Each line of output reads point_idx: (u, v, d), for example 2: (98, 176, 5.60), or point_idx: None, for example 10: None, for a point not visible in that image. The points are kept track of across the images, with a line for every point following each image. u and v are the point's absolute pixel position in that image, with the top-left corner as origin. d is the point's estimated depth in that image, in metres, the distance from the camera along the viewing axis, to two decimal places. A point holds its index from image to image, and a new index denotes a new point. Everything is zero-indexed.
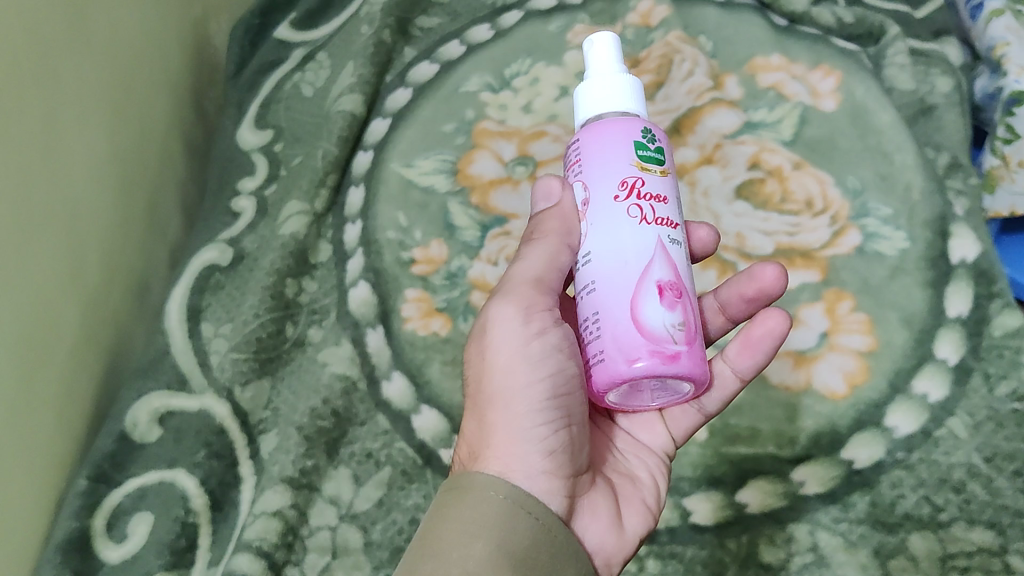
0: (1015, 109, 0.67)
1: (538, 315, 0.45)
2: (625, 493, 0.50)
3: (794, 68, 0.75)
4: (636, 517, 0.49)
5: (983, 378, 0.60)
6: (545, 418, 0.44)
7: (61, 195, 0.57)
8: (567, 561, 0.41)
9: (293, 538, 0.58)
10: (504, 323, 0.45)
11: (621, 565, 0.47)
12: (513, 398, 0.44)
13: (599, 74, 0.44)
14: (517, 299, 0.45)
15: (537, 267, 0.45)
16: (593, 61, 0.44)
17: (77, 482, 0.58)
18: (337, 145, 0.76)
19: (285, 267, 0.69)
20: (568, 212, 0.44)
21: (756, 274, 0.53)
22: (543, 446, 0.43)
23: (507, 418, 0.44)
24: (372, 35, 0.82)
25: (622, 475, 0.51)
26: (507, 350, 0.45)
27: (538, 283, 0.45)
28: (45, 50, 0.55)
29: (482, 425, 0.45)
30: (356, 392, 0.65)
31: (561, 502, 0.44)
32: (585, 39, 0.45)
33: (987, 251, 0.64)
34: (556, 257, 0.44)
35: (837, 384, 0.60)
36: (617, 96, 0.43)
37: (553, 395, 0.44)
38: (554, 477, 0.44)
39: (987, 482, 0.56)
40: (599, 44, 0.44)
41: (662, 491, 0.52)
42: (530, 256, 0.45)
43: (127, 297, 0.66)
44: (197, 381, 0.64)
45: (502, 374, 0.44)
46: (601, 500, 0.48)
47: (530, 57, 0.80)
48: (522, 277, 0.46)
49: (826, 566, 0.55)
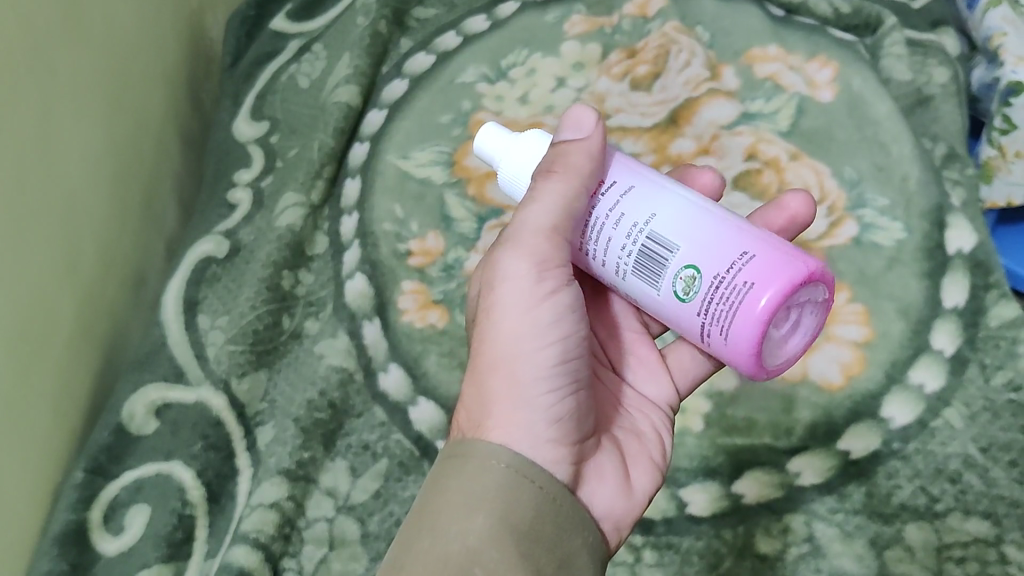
0: (1013, 100, 0.67)
1: (550, 272, 0.44)
2: (632, 452, 0.49)
3: (791, 59, 0.75)
4: (643, 477, 0.48)
5: (980, 368, 0.60)
6: (552, 385, 0.43)
7: (53, 187, 0.56)
8: (575, 531, 0.41)
9: (290, 530, 0.58)
10: (513, 278, 0.44)
11: (630, 528, 0.46)
12: (521, 362, 0.43)
13: (509, 147, 0.50)
14: (529, 254, 0.44)
15: (554, 214, 0.44)
16: (490, 149, 0.51)
17: (74, 475, 0.58)
18: (332, 137, 0.76)
19: (281, 259, 0.69)
20: (588, 150, 0.45)
21: (787, 204, 0.55)
22: (550, 415, 0.43)
23: (512, 383, 0.43)
24: (368, 26, 0.82)
25: (626, 432, 0.50)
26: (518, 308, 0.44)
27: (553, 233, 0.44)
28: (38, 41, 0.55)
29: (482, 392, 0.44)
30: (353, 383, 0.65)
31: (567, 470, 0.43)
32: (474, 145, 0.52)
33: (983, 242, 0.64)
34: (572, 201, 0.44)
35: (833, 374, 0.60)
36: (536, 145, 0.49)
37: (561, 361, 0.44)
38: (562, 444, 0.43)
39: (983, 473, 0.56)
40: (488, 134, 0.51)
41: (668, 447, 0.51)
42: (547, 199, 0.44)
43: (123, 289, 0.66)
44: (193, 374, 0.64)
45: (512, 337, 0.44)
46: (608, 462, 0.47)
47: (527, 48, 0.80)
48: (533, 223, 0.44)
49: (823, 556, 0.55)
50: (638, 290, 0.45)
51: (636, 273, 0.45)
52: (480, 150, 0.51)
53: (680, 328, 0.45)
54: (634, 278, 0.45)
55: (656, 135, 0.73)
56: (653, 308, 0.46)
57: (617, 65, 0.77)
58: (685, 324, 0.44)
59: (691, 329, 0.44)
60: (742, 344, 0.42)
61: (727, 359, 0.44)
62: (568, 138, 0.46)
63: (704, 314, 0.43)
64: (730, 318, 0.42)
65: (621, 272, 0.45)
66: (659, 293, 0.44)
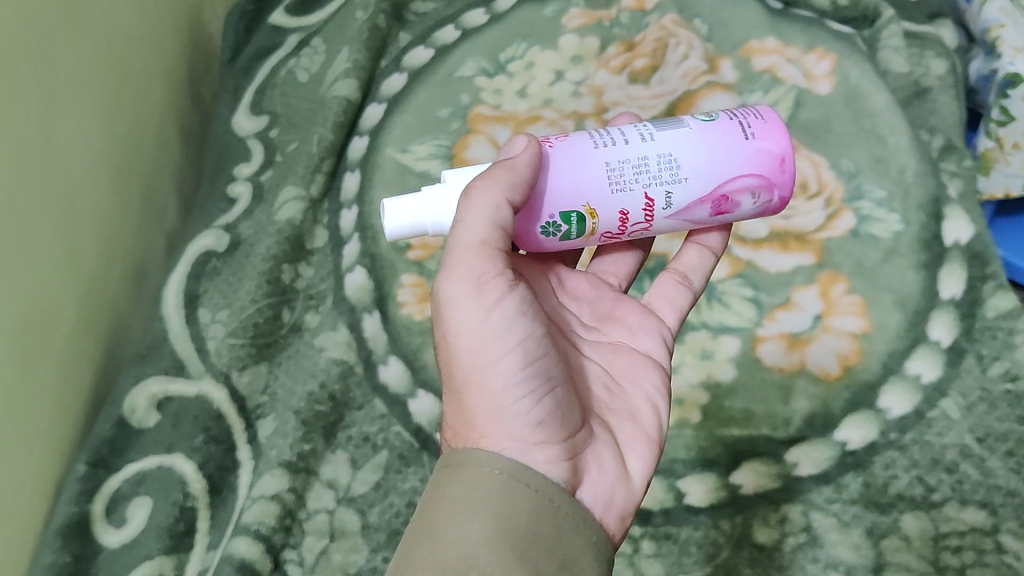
0: (1009, 92, 0.68)
1: (491, 284, 0.43)
2: (627, 436, 0.48)
3: (789, 51, 0.75)
4: (639, 461, 0.48)
5: (976, 358, 0.60)
6: (526, 388, 0.42)
7: (55, 182, 0.57)
8: (576, 531, 0.41)
9: (291, 522, 0.59)
10: (458, 301, 0.43)
11: (633, 514, 0.46)
12: (489, 373, 0.42)
13: (431, 201, 0.45)
14: (465, 271, 0.42)
15: (481, 229, 0.42)
16: (420, 218, 0.45)
17: (77, 467, 0.58)
18: (332, 131, 0.77)
19: (281, 253, 0.70)
20: (511, 166, 0.43)
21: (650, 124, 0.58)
22: (530, 418, 0.42)
23: (485, 395, 0.43)
24: (367, 20, 0.82)
25: (620, 414, 0.49)
26: (470, 326, 0.43)
27: (484, 246, 0.42)
28: (39, 37, 0.55)
29: (465, 408, 0.44)
30: (353, 376, 0.65)
31: (563, 469, 0.43)
32: (386, 230, 0.45)
33: (980, 234, 0.65)
34: (495, 212, 0.42)
35: (831, 365, 0.61)
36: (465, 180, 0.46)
37: (528, 362, 0.43)
38: (552, 444, 0.43)
39: (980, 463, 0.57)
40: (395, 206, 0.45)
41: (663, 415, 0.50)
42: (473, 214, 0.42)
43: (124, 283, 0.66)
44: (195, 367, 0.64)
45: (471, 352, 0.43)
46: (605, 451, 0.46)
47: (525, 42, 0.80)
48: (464, 245, 0.43)
49: (820, 546, 0.55)
50: (672, 137, 0.46)
51: (661, 128, 0.47)
52: (397, 226, 0.45)
53: (726, 158, 0.46)
54: (664, 129, 0.46)
55: None
56: (695, 148, 0.46)
57: (616, 58, 0.78)
58: (729, 134, 0.46)
59: (733, 137, 0.46)
60: (777, 120, 0.48)
61: (773, 145, 0.47)
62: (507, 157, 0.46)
63: (735, 117, 0.47)
64: (755, 112, 0.48)
65: (648, 134, 0.46)
66: (692, 126, 0.46)
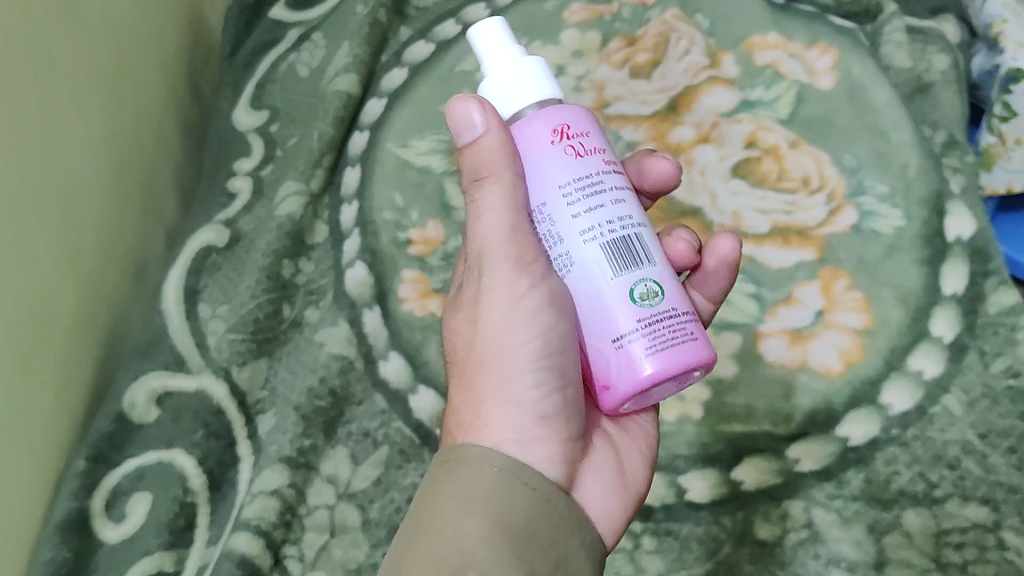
0: (1012, 87, 0.68)
1: (528, 267, 0.42)
2: (624, 445, 0.49)
3: (791, 46, 0.74)
4: (634, 469, 0.49)
5: (979, 354, 0.60)
6: (538, 381, 0.43)
7: (52, 175, 0.56)
8: (570, 530, 0.40)
9: (291, 517, 0.59)
10: (491, 282, 0.43)
11: (624, 526, 0.46)
12: (506, 358, 0.43)
13: (499, 60, 0.42)
14: (500, 253, 0.42)
15: (510, 215, 0.41)
16: (487, 57, 0.42)
17: (76, 462, 0.58)
18: (332, 125, 0.76)
19: (281, 249, 0.69)
20: (497, 148, 0.41)
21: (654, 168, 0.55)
22: (535, 412, 0.43)
23: (497, 380, 0.44)
24: (367, 14, 0.81)
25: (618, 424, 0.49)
26: (497, 308, 0.43)
27: (516, 231, 0.42)
28: (40, 29, 0.55)
29: (475, 393, 0.44)
30: (354, 371, 0.65)
31: (558, 468, 0.43)
32: (471, 29, 0.43)
33: (982, 229, 0.65)
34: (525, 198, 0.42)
35: (833, 361, 0.61)
36: (529, 79, 0.41)
37: (546, 354, 0.43)
38: (552, 442, 0.44)
39: (982, 459, 0.56)
40: (485, 28, 0.42)
41: (652, 428, 0.51)
42: (505, 199, 0.41)
43: (123, 278, 0.66)
44: (194, 362, 0.64)
45: (494, 334, 0.44)
46: (601, 460, 0.47)
47: (526, 36, 0.79)
48: (498, 227, 0.42)
49: (821, 542, 0.55)
50: (590, 262, 0.40)
51: (606, 247, 0.40)
52: (472, 38, 0.43)
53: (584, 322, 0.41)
54: (601, 249, 0.40)
55: (656, 123, 0.73)
56: (580, 287, 0.41)
57: (617, 53, 0.77)
58: (603, 322, 0.41)
59: (606, 327, 0.41)
60: (652, 375, 0.40)
61: (614, 375, 0.41)
62: (469, 139, 0.41)
63: (643, 323, 0.40)
64: (662, 347, 0.40)
65: (587, 235, 0.40)
66: (613, 279, 0.40)
